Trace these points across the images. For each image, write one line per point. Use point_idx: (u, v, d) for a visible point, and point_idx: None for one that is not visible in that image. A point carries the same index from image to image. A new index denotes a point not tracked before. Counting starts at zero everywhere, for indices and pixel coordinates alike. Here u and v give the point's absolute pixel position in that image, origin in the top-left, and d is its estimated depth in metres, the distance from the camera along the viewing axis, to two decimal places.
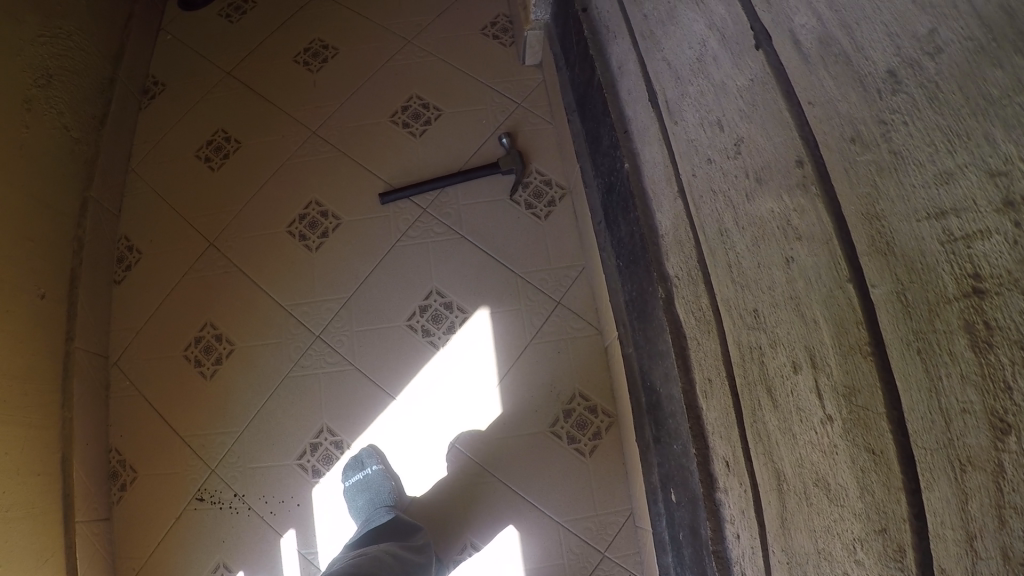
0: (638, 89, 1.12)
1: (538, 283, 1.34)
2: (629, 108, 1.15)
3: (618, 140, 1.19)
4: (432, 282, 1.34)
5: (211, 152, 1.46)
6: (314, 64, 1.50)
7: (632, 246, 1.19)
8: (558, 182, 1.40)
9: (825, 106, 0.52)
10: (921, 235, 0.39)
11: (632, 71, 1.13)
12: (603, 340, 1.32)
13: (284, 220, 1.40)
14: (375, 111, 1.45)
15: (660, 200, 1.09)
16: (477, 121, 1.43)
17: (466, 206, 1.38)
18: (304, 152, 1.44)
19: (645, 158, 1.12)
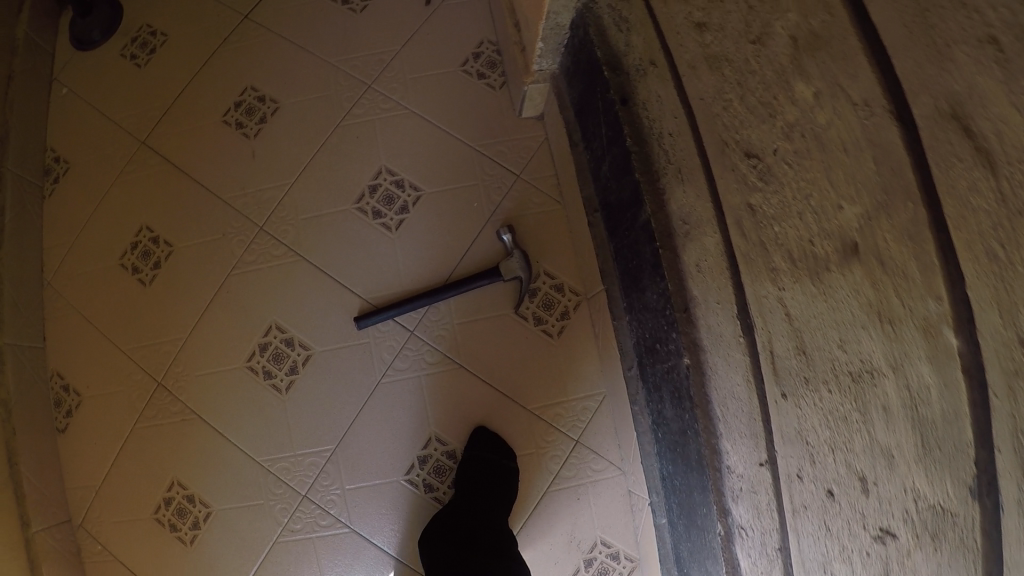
0: (699, 277, 0.79)
1: (554, 419, 1.14)
2: (697, 285, 0.80)
3: (658, 314, 0.90)
4: (429, 429, 1.12)
5: (139, 260, 1.19)
6: (249, 125, 1.21)
7: (681, 435, 0.93)
8: (572, 288, 1.14)
9: None
10: None
11: (691, 249, 0.80)
12: (628, 481, 1.13)
13: (241, 354, 1.14)
14: (334, 196, 1.17)
15: (738, 432, 0.79)
16: (467, 206, 1.15)
17: (461, 324, 1.14)
18: (255, 258, 1.16)
19: (713, 374, 0.81)
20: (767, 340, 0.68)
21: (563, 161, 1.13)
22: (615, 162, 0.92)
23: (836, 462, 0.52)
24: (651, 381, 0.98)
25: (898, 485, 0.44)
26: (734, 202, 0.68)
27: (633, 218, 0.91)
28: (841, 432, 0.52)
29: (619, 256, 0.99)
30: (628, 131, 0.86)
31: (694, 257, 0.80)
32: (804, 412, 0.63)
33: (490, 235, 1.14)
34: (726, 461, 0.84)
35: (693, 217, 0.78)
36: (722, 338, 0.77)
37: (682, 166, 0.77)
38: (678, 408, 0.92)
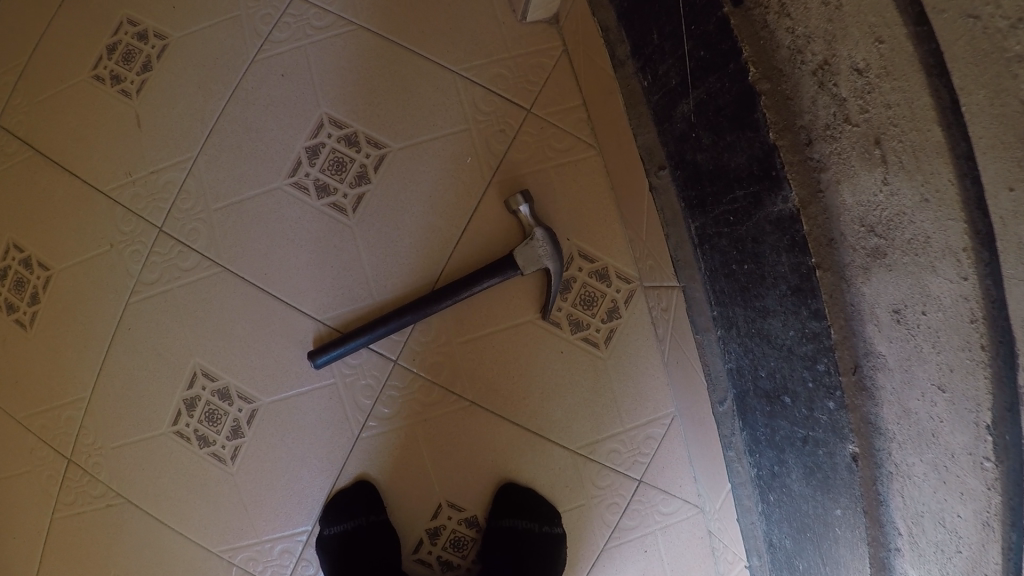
0: (887, 335, 0.47)
1: (606, 458, 0.78)
2: (881, 342, 0.48)
3: (789, 358, 0.56)
4: (434, 493, 0.78)
5: (11, 292, 0.81)
6: (130, 77, 0.81)
7: (814, 520, 0.62)
8: (619, 273, 0.76)
9: None
10: None
11: (881, 286, 0.46)
12: (705, 515, 0.79)
13: (167, 415, 0.80)
14: (257, 169, 0.79)
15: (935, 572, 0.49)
16: (454, 164, 0.76)
17: (467, 342, 0.76)
18: (156, 275, 0.80)
19: (898, 477, 0.50)
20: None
21: (598, 86, 0.73)
22: (705, 108, 0.55)
23: None
24: (765, 434, 0.65)
25: None
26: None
27: (742, 209, 0.54)
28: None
29: (704, 253, 0.63)
30: (748, 56, 0.49)
31: (885, 299, 0.46)
32: None
33: (496, 208, 0.77)
34: None
35: (897, 234, 0.43)
36: (937, 444, 0.46)
37: (887, 139, 0.41)
38: (816, 490, 0.60)
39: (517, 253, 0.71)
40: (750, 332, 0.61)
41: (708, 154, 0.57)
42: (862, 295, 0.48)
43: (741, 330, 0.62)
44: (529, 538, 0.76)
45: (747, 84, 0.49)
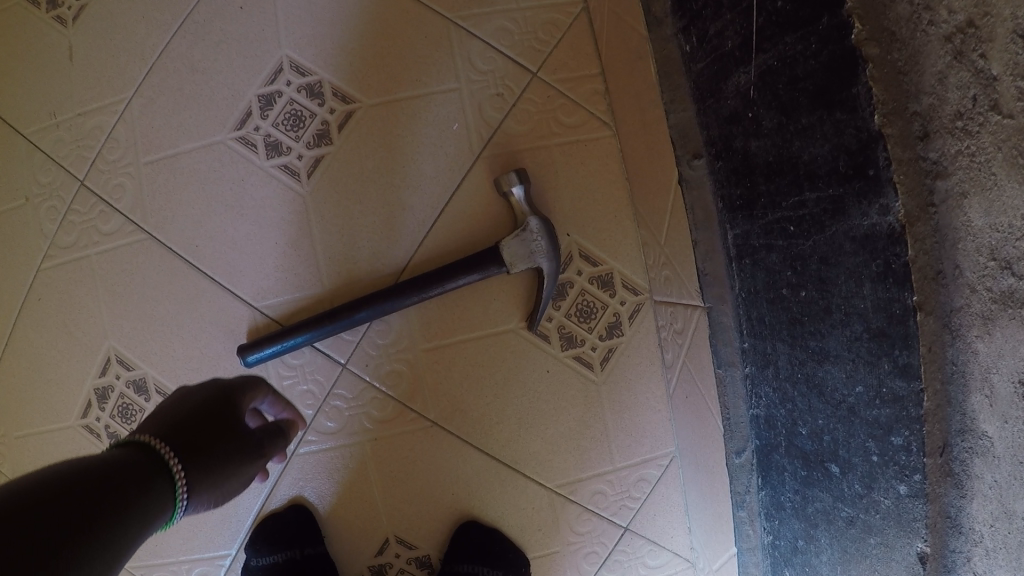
0: (1001, 414, 0.34)
1: (589, 500, 0.65)
2: (986, 417, 0.35)
3: (849, 420, 0.44)
4: (380, 527, 0.63)
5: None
6: (67, 2, 0.65)
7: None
8: (626, 283, 0.62)
9: None
10: None
11: (1005, 346, 0.32)
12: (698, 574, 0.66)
13: (75, 407, 0.66)
14: (200, 119, 0.64)
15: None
16: (438, 132, 0.62)
17: (432, 349, 0.62)
18: (72, 239, 0.65)
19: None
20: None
21: (625, 53, 0.58)
22: (770, 81, 0.43)
23: None
24: (792, 501, 0.53)
25: None
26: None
27: (810, 221, 0.43)
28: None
29: (740, 272, 0.51)
30: (852, 8, 0.36)
31: (1010, 368, 0.33)
32: None
33: (486, 190, 0.63)
34: None
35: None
36: None
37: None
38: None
39: (501, 246, 0.57)
40: (794, 377, 0.49)
41: (769, 143, 0.45)
42: (972, 356, 0.35)
43: (783, 374, 0.50)
44: None
45: (846, 46, 0.37)
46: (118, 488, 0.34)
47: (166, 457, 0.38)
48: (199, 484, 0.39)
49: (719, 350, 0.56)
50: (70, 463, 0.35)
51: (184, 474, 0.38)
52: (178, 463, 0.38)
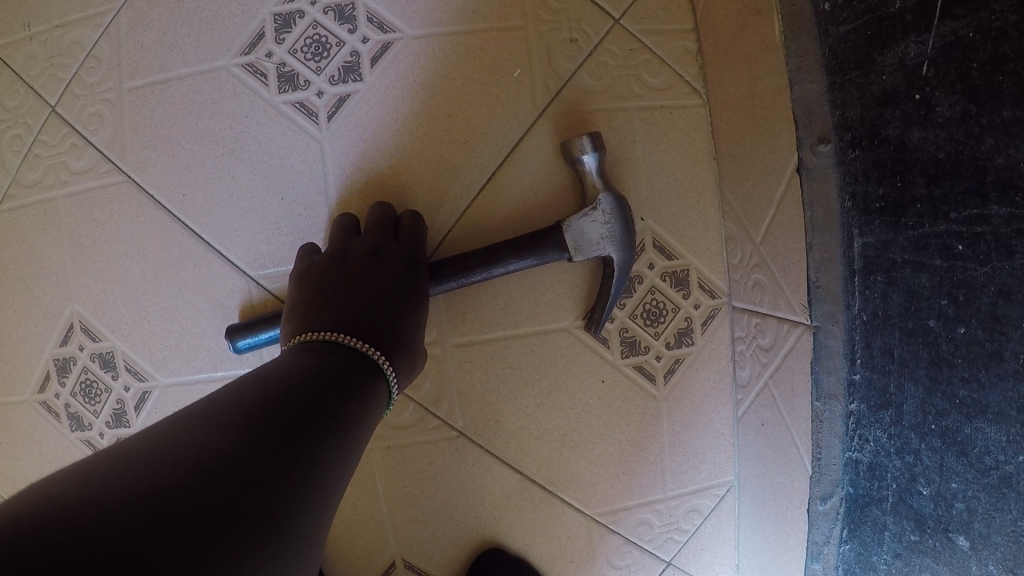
0: None
1: (632, 530, 0.55)
2: None
3: (1004, 496, 0.35)
4: (387, 545, 0.54)
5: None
6: None
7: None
8: (702, 283, 0.52)
9: None
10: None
11: None
12: None
13: (31, 382, 0.57)
14: (201, 41, 0.53)
15: None
16: (492, 79, 0.51)
17: (465, 346, 0.52)
18: (39, 176, 0.54)
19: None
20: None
21: (733, 3, 0.48)
22: (955, 58, 0.34)
23: None
24: (887, 565, 0.44)
25: None
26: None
27: (989, 243, 0.33)
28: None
29: (865, 291, 0.41)
30: None
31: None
32: None
33: (544, 159, 0.52)
34: None
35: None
36: None
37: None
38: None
39: (567, 226, 0.46)
40: (923, 428, 0.39)
41: (944, 136, 0.35)
42: None
43: (906, 421, 0.40)
44: None
45: None
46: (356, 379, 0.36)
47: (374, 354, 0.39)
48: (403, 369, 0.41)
49: (817, 376, 0.46)
50: (281, 372, 0.33)
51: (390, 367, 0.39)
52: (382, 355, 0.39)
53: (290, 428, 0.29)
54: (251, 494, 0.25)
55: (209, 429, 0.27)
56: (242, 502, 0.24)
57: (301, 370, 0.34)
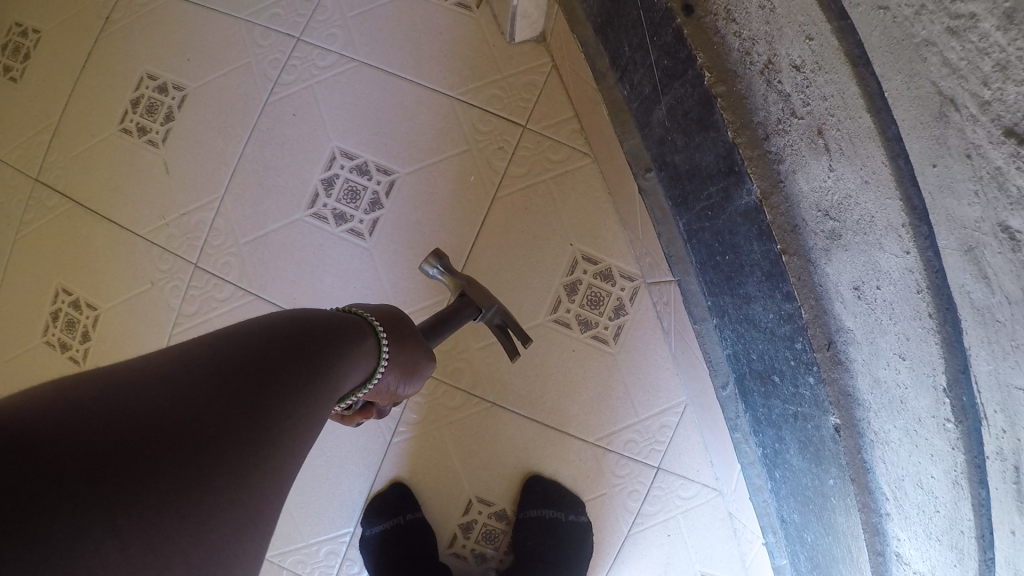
0: (851, 310, 0.49)
1: (624, 447, 0.87)
2: (849, 318, 0.49)
3: (773, 339, 0.59)
4: (466, 491, 0.88)
5: (62, 334, 0.91)
6: (156, 128, 0.92)
7: (815, 492, 0.64)
8: (623, 273, 0.85)
9: (1008, 437, 0.37)
10: (899, 368, 0.46)
11: (841, 264, 0.48)
12: (722, 498, 0.87)
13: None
14: (281, 204, 0.88)
15: (911, 521, 0.51)
16: (464, 180, 0.86)
17: (487, 346, 0.86)
18: (194, 308, 0.89)
19: (881, 444, 0.51)
20: (1006, 445, 0.38)
21: (585, 105, 0.82)
22: (676, 114, 0.61)
23: None
24: (763, 414, 0.68)
25: (928, 393, 0.44)
26: (960, 214, 0.35)
27: (716, 203, 0.60)
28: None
29: (695, 246, 0.68)
30: (703, 63, 0.53)
31: (848, 275, 0.48)
32: None
33: (505, 224, 0.85)
34: (895, 549, 0.54)
35: (851, 215, 0.45)
36: (906, 410, 0.47)
37: (828, 127, 0.44)
38: (812, 462, 0.61)
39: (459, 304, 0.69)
40: (739, 318, 0.65)
41: (685, 155, 0.62)
42: (826, 276, 0.50)
43: (733, 318, 0.66)
44: (558, 526, 0.85)
45: (705, 89, 0.54)
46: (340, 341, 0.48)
47: (374, 323, 0.53)
48: (394, 352, 0.54)
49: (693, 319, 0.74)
50: (277, 328, 0.45)
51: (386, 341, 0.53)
52: (381, 326, 0.54)
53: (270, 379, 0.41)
54: (205, 424, 0.36)
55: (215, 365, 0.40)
56: (189, 436, 0.35)
57: (292, 330, 0.46)
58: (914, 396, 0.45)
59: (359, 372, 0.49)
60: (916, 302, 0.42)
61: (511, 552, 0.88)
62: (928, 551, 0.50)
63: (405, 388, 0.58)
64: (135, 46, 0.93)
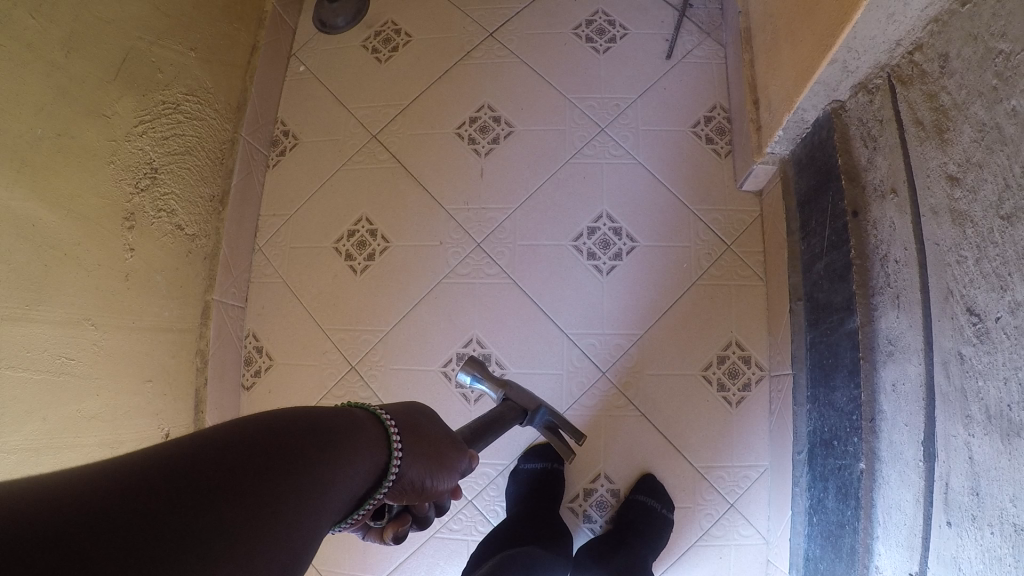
0: (888, 398, 0.85)
1: (714, 480, 1.24)
2: (886, 405, 0.85)
3: (841, 414, 0.96)
4: (597, 467, 1.28)
5: (354, 247, 1.44)
6: (483, 142, 1.45)
7: (836, 527, 0.97)
8: (757, 363, 1.25)
9: (947, 464, 0.73)
10: (903, 434, 0.81)
11: (891, 370, 0.84)
12: (767, 551, 1.21)
13: (439, 360, 1.35)
14: (555, 231, 1.36)
15: (886, 538, 0.85)
16: (677, 264, 1.31)
17: (651, 375, 1.28)
18: (467, 269, 1.38)
19: (883, 485, 0.86)
20: (944, 473, 0.73)
21: (772, 248, 1.24)
22: (829, 269, 1.00)
23: (970, 537, 0.67)
24: (817, 472, 1.03)
25: (912, 448, 0.79)
26: (945, 345, 0.73)
27: (831, 326, 0.99)
28: (994, 570, 0.63)
29: (812, 351, 1.05)
30: (852, 247, 0.92)
31: (891, 378, 0.84)
32: (964, 544, 0.69)
33: (694, 303, 1.29)
34: (877, 562, 0.87)
35: (900, 342, 0.81)
36: (901, 458, 0.82)
37: (901, 293, 0.81)
38: (840, 503, 0.95)
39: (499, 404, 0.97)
40: (824, 403, 1.01)
41: (823, 293, 1.01)
42: (880, 375, 0.87)
43: (820, 404, 1.03)
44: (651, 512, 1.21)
45: (848, 260, 0.93)
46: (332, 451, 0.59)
47: (390, 431, 0.66)
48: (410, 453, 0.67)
49: (795, 401, 1.13)
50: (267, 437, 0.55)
51: (399, 441, 0.66)
52: (395, 432, 0.67)
53: (215, 501, 0.47)
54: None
55: (151, 498, 0.44)
56: None
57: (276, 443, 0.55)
58: (904, 449, 0.81)
59: (353, 473, 0.60)
60: (915, 393, 0.78)
61: (612, 522, 1.25)
62: (894, 555, 0.84)
63: (439, 482, 0.70)
64: (489, 90, 1.48)
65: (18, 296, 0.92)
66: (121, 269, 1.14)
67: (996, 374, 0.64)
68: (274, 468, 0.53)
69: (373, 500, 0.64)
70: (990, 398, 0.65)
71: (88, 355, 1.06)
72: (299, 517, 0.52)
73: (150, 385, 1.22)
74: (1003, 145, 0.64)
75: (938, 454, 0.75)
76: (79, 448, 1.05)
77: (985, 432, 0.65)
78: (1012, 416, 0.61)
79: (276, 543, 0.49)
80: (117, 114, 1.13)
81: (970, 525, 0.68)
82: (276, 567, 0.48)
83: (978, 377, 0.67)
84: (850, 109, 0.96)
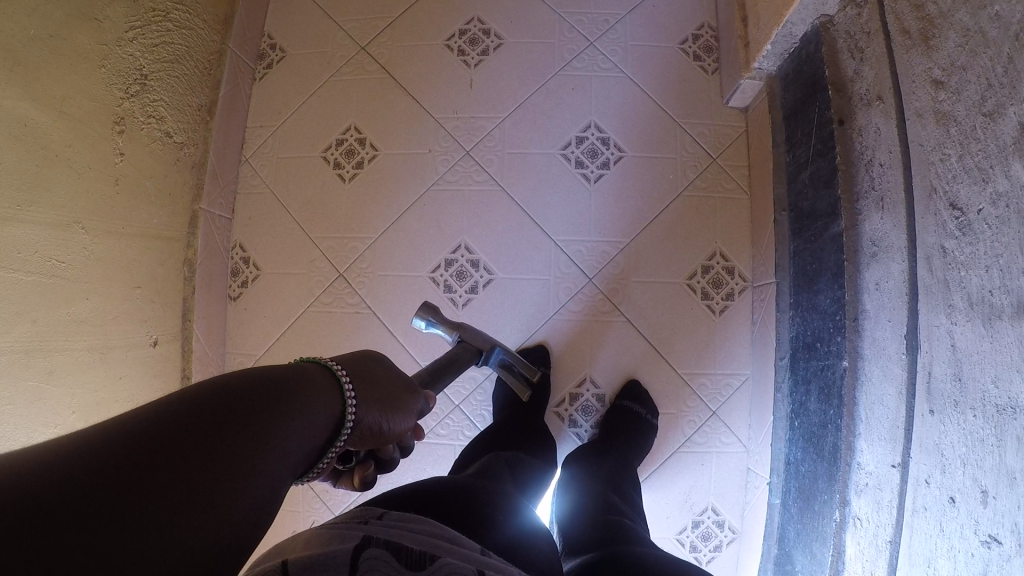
0: (873, 299, 0.90)
1: (697, 387, 1.31)
2: (869, 304, 0.91)
3: (825, 317, 1.01)
4: (583, 371, 1.34)
5: (342, 157, 1.46)
6: (472, 54, 1.46)
7: (818, 426, 1.03)
8: (739, 272, 1.31)
9: (928, 354, 0.79)
10: (885, 330, 0.87)
11: (876, 272, 0.89)
12: (749, 458, 1.29)
13: (427, 266, 1.39)
14: (545, 141, 1.40)
15: (860, 428, 0.92)
16: (663, 175, 1.36)
17: (636, 282, 1.33)
18: (456, 178, 1.41)
19: (865, 381, 0.91)
20: (928, 362, 0.79)
21: (757, 163, 1.29)
22: (813, 176, 1.05)
23: (950, 422, 0.73)
24: (800, 376, 1.10)
25: (894, 348, 0.84)
26: (929, 241, 0.78)
27: (816, 230, 1.04)
28: (976, 450, 0.68)
29: (796, 256, 1.11)
30: (839, 157, 0.97)
31: (875, 277, 0.89)
32: (946, 428, 0.74)
33: (679, 214, 1.34)
34: (858, 457, 0.92)
35: (885, 242, 0.87)
36: (883, 354, 0.87)
37: (887, 197, 0.86)
38: (823, 403, 1.02)
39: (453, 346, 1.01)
40: (808, 311, 1.07)
41: (807, 198, 1.07)
42: (864, 278, 0.92)
43: (803, 310, 1.09)
44: (635, 415, 1.27)
45: (834, 166, 0.98)
46: (284, 403, 0.57)
47: (338, 372, 0.65)
48: (364, 397, 0.66)
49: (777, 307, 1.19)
50: (209, 393, 0.53)
51: (350, 386, 0.65)
52: (343, 373, 0.65)
53: (172, 460, 0.46)
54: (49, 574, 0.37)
55: (105, 461, 0.43)
56: None
57: (221, 398, 0.53)
58: (884, 341, 0.87)
59: (309, 423, 0.58)
60: (898, 294, 0.84)
61: (598, 426, 1.32)
62: (874, 452, 0.89)
63: (394, 425, 0.68)
64: (480, 4, 1.48)
65: (10, 198, 0.93)
66: (111, 172, 1.15)
67: (978, 260, 0.69)
68: (229, 423, 0.51)
69: (335, 450, 0.63)
70: (971, 286, 0.70)
71: (77, 259, 1.08)
72: (260, 470, 0.51)
73: (138, 292, 1.24)
74: (986, 48, 0.68)
75: (915, 342, 0.81)
76: (68, 354, 1.07)
77: (966, 317, 0.71)
78: (994, 300, 0.67)
79: (238, 498, 0.49)
80: (107, 17, 1.12)
81: (952, 410, 0.73)
82: (241, 517, 0.49)
83: (959, 266, 0.72)
84: (839, 22, 0.99)
